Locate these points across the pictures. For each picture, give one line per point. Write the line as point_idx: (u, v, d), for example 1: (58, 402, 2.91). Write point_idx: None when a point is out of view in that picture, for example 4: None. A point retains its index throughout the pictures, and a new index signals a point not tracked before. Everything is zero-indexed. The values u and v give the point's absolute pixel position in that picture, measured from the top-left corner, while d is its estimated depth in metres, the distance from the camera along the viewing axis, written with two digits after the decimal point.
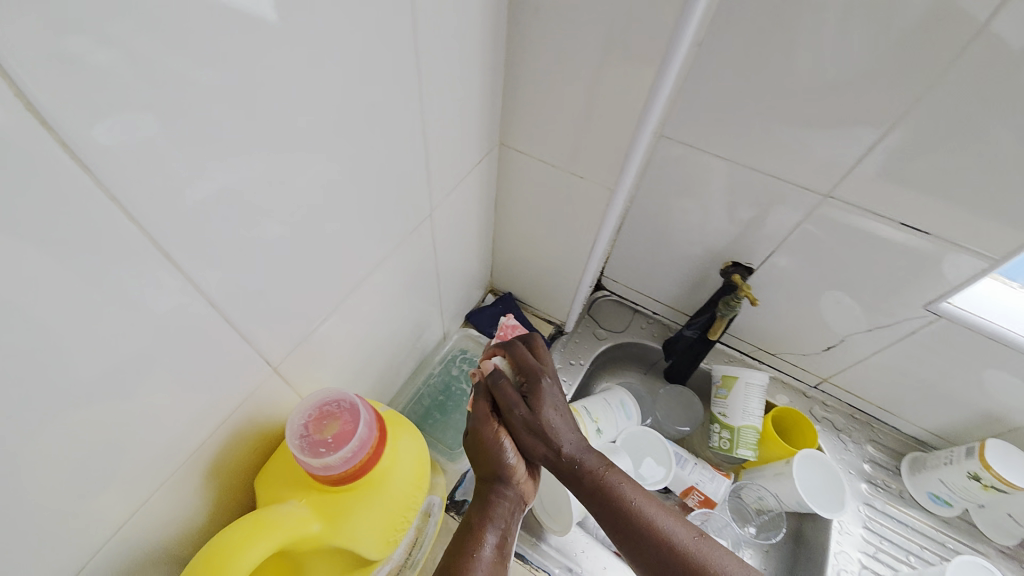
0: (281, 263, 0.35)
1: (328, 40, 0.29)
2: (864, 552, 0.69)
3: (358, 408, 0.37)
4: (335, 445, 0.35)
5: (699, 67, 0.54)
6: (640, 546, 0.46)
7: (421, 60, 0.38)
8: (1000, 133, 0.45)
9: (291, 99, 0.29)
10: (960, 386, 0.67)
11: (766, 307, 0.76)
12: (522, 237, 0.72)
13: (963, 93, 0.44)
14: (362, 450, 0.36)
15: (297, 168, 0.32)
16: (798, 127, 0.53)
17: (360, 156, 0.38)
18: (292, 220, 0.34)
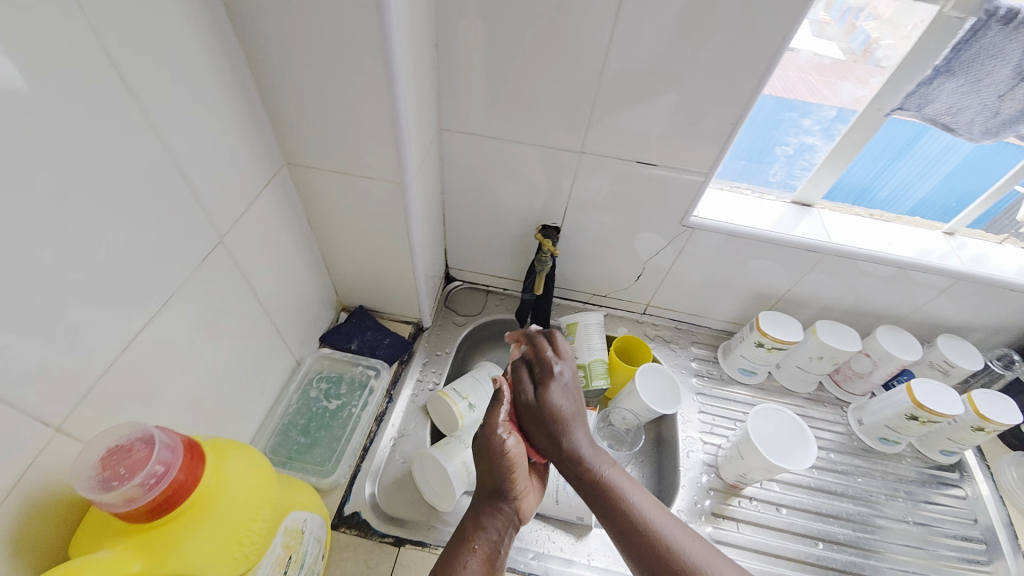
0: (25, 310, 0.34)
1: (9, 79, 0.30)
2: (702, 431, 0.82)
3: (156, 437, 0.38)
4: (127, 474, 0.36)
5: (447, 65, 0.63)
6: (638, 550, 0.52)
7: (142, 89, 0.39)
8: (664, 80, 0.60)
9: None
10: (731, 278, 0.85)
11: (584, 255, 0.88)
12: (348, 248, 0.74)
13: (629, 55, 0.58)
14: (165, 473, 0.37)
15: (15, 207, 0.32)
16: (540, 101, 0.65)
17: (99, 188, 0.38)
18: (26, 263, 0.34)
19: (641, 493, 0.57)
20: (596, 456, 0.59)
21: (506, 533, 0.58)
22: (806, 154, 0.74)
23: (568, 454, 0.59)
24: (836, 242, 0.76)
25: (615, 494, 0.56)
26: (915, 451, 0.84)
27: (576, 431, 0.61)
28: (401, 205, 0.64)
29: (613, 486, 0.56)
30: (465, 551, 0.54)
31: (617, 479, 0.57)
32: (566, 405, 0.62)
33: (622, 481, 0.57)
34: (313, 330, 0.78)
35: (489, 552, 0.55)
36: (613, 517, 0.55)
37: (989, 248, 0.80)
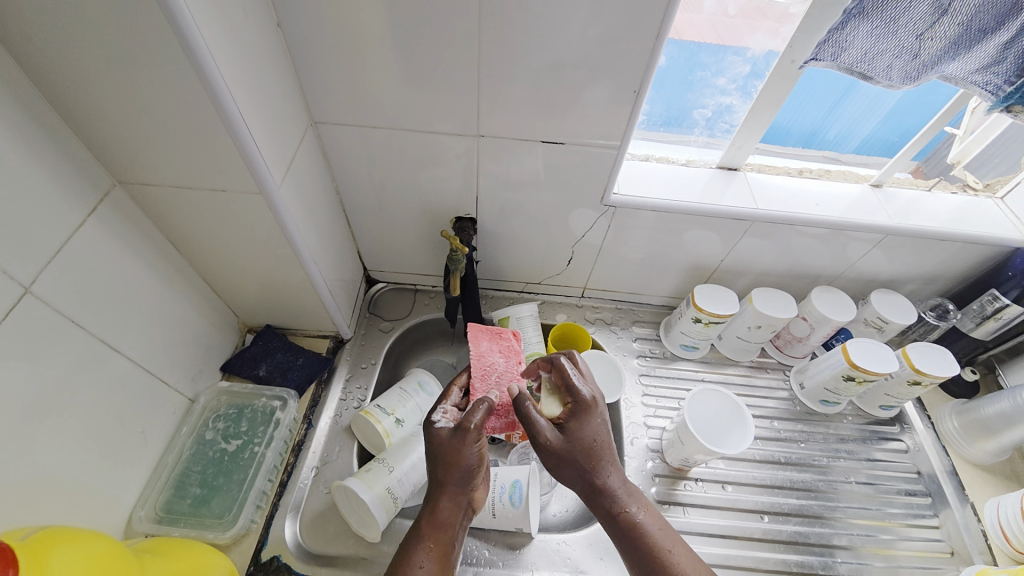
0: None
1: None
2: (646, 415, 0.79)
3: None
4: None
5: (300, 46, 0.54)
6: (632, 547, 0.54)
7: None
8: (548, 44, 0.53)
9: None
10: (661, 253, 0.81)
11: (508, 243, 0.81)
12: (233, 268, 0.66)
13: (503, 19, 0.51)
14: None
15: None
16: (419, 81, 0.57)
17: None
18: None
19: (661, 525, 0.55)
20: (628, 495, 0.56)
21: (461, 525, 0.55)
22: (725, 115, 0.71)
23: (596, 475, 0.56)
24: (762, 208, 0.72)
25: (642, 531, 0.54)
26: (857, 408, 0.84)
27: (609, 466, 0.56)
28: (270, 215, 0.55)
29: (640, 522, 0.55)
30: (420, 552, 0.51)
31: (648, 522, 0.55)
32: (593, 439, 0.56)
33: (649, 519, 0.55)
34: (210, 360, 0.70)
35: (444, 551, 0.52)
36: (644, 559, 0.53)
37: (916, 197, 0.77)
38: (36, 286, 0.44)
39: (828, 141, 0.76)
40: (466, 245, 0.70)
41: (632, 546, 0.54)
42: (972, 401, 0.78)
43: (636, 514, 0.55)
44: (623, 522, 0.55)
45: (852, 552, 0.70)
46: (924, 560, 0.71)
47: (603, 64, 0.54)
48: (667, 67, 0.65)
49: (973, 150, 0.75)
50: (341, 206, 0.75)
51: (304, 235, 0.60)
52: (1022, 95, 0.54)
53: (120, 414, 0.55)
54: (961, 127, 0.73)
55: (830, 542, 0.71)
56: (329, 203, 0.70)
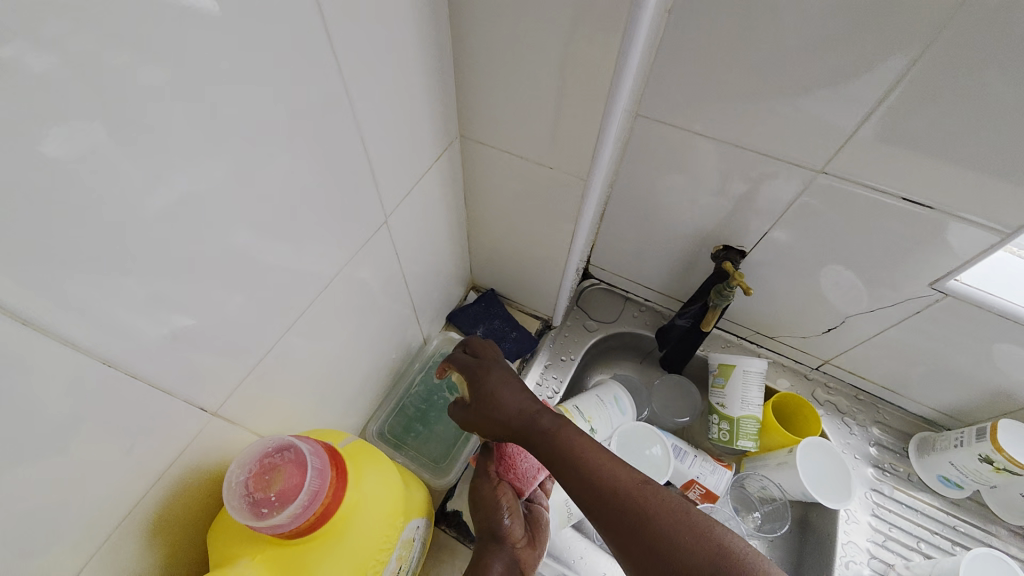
0: (221, 280, 0.33)
1: (240, 44, 0.27)
2: (872, 541, 0.66)
3: (303, 457, 0.35)
4: (277, 503, 0.33)
5: (675, 38, 0.49)
6: (617, 528, 0.40)
7: (348, 54, 0.34)
8: (1012, 97, 0.40)
9: (212, 108, 0.27)
10: (967, 361, 0.64)
11: (762, 289, 0.71)
12: (499, 233, 0.68)
13: (966, 57, 0.39)
14: (314, 501, 0.34)
15: (222, 185, 0.30)
16: (789, 101, 0.49)
17: (298, 171, 0.35)
18: (225, 239, 0.32)
19: (664, 492, 0.41)
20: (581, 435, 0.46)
21: None
22: None
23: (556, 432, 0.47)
24: None
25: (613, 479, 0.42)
26: None
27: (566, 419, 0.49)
28: (576, 202, 0.55)
29: (606, 465, 0.43)
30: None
31: (593, 455, 0.44)
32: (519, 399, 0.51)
33: (602, 458, 0.44)
34: (444, 308, 0.75)
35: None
36: (616, 502, 0.41)
37: None
38: (389, 220, 0.49)
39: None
40: (748, 287, 0.64)
41: (596, 488, 0.42)
42: None
43: (582, 447, 0.45)
44: (561, 462, 0.45)
45: None
46: None
47: None
48: None
49: None
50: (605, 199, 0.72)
51: (589, 226, 0.58)
52: None
53: (385, 339, 0.61)
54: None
55: None
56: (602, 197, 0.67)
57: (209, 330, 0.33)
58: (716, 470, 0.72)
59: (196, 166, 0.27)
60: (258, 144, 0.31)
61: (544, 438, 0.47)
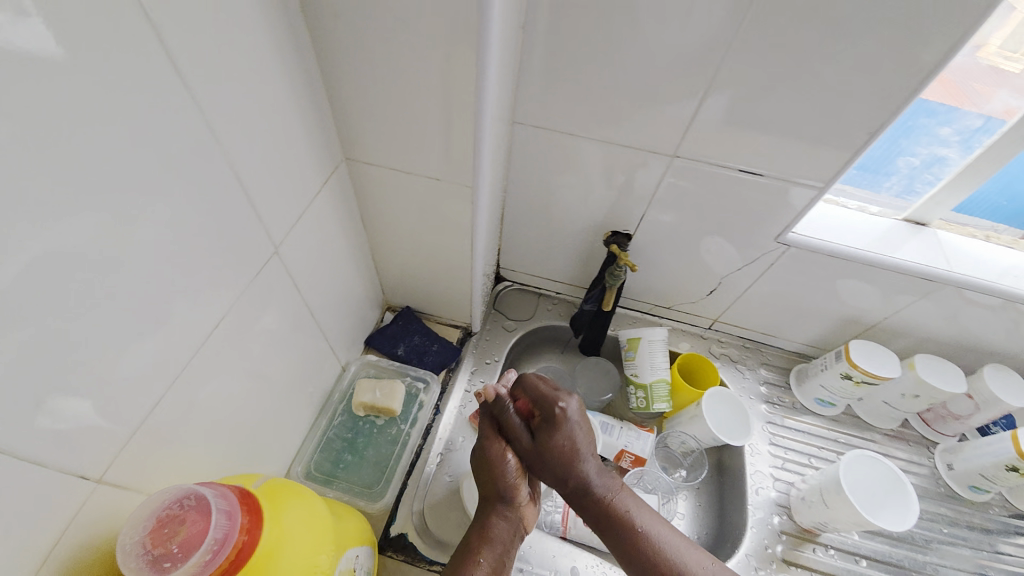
0: (80, 337, 0.30)
1: (64, 83, 0.25)
2: (773, 466, 0.76)
3: (205, 498, 0.33)
4: (183, 555, 0.31)
5: (533, 49, 0.54)
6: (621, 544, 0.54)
7: (199, 86, 0.33)
8: (800, 74, 0.49)
9: (39, 152, 0.25)
10: (817, 299, 0.76)
11: (652, 265, 0.79)
12: (403, 249, 0.68)
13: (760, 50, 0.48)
14: (226, 540, 0.33)
15: (64, 233, 0.27)
16: (638, 96, 0.56)
17: (159, 210, 0.33)
18: (78, 292, 0.29)
19: (654, 517, 0.55)
20: (604, 481, 0.55)
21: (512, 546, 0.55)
22: (934, 166, 0.64)
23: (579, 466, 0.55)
24: (955, 271, 0.66)
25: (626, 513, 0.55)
26: (1007, 501, 0.76)
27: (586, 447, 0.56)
28: (468, 208, 0.57)
29: (625, 505, 0.55)
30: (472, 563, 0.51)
31: (622, 500, 0.55)
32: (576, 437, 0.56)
33: (629, 501, 0.56)
34: (359, 332, 0.73)
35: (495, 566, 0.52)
36: (624, 529, 0.54)
37: None
38: (281, 247, 0.48)
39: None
40: (632, 264, 0.70)
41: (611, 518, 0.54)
42: None
43: (605, 488, 0.55)
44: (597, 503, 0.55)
45: None
46: None
47: (845, 105, 0.51)
48: None
49: None
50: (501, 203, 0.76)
51: (486, 229, 0.61)
52: None
53: (297, 373, 0.58)
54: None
55: None
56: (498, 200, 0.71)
57: (77, 389, 0.30)
58: (640, 436, 0.78)
59: (27, 216, 0.25)
60: (104, 186, 0.29)
61: (589, 497, 0.55)
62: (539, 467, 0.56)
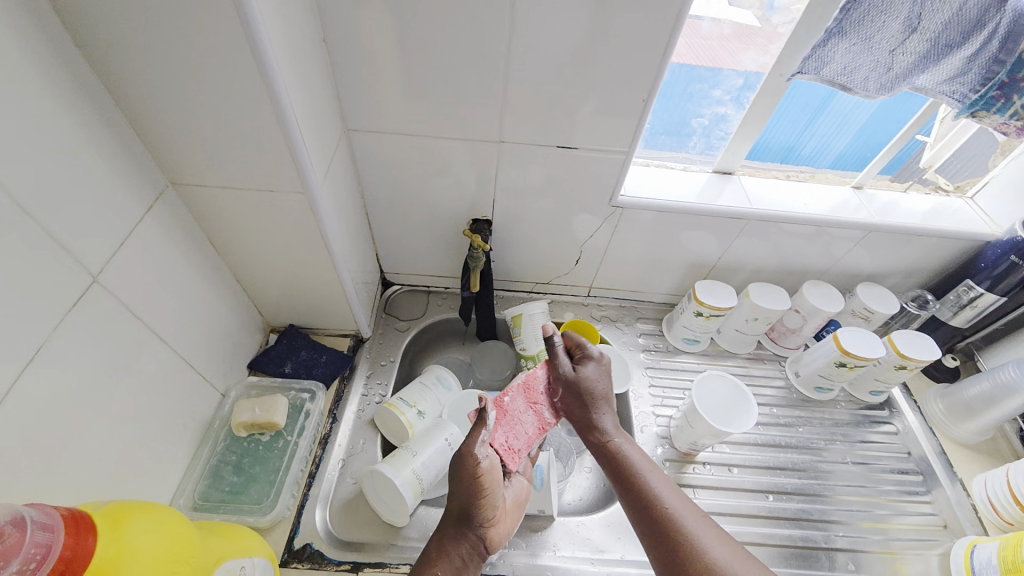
0: None
1: None
2: (654, 405, 0.84)
3: (26, 518, 0.33)
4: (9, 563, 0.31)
5: (343, 60, 0.58)
6: (641, 511, 0.56)
7: None
8: (574, 56, 0.57)
9: None
10: (664, 251, 0.86)
11: (520, 245, 0.86)
12: (265, 267, 0.69)
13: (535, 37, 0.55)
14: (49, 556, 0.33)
15: None
16: (451, 92, 0.62)
17: None
18: None
19: (675, 495, 0.56)
20: (617, 433, 0.63)
21: (471, 563, 0.56)
22: (721, 124, 0.76)
23: (594, 427, 0.64)
24: (756, 207, 0.79)
25: (648, 487, 0.56)
26: (849, 394, 0.89)
27: (603, 410, 0.64)
28: (309, 214, 0.59)
29: (643, 477, 0.57)
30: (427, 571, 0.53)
31: (635, 459, 0.60)
32: (601, 387, 0.65)
33: (652, 474, 0.58)
34: (238, 357, 0.73)
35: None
36: (639, 499, 0.56)
37: (894, 197, 0.83)
38: (101, 276, 0.47)
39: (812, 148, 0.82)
40: (483, 245, 0.75)
41: (624, 478, 0.58)
42: (954, 385, 0.83)
43: (618, 443, 0.62)
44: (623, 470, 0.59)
45: (847, 526, 0.75)
46: (918, 533, 0.75)
47: (619, 78, 0.59)
48: (669, 79, 0.69)
49: (942, 155, 0.83)
50: (364, 209, 0.79)
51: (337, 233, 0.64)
52: (985, 102, 0.63)
53: (161, 405, 0.57)
54: (932, 134, 0.81)
55: (830, 516, 0.76)
56: (357, 206, 0.74)
57: None
58: None
59: None
60: None
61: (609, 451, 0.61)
62: (585, 412, 0.64)
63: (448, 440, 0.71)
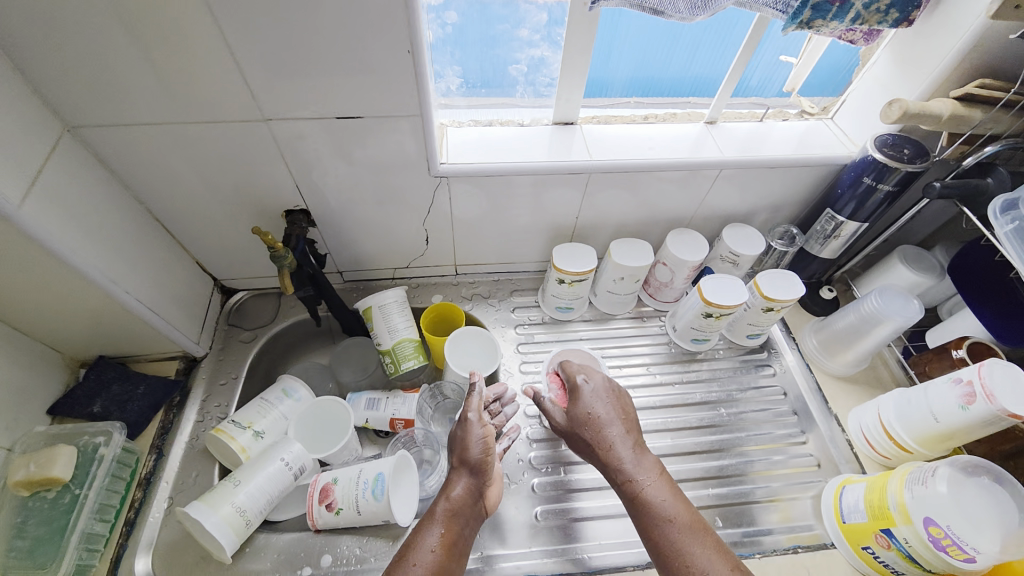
0: None
1: None
2: (525, 382, 0.80)
3: None
4: None
5: (10, 41, 0.46)
6: (643, 531, 0.55)
7: None
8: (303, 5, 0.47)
9: None
10: (518, 217, 0.79)
11: (358, 232, 0.77)
12: (17, 306, 0.57)
13: None
14: None
15: None
16: (177, 66, 0.50)
17: None
18: None
19: (673, 506, 0.55)
20: (637, 465, 0.58)
21: (469, 527, 0.58)
22: (542, 69, 0.69)
23: (610, 452, 0.59)
24: (596, 158, 0.71)
25: (647, 495, 0.56)
26: (730, 341, 0.87)
27: (614, 436, 0.60)
28: (16, 239, 0.48)
29: (645, 489, 0.56)
30: (421, 539, 0.54)
31: (649, 479, 0.57)
32: (594, 404, 0.62)
33: (657, 485, 0.56)
34: (23, 409, 0.61)
35: (452, 540, 0.55)
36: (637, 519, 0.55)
37: (751, 127, 0.77)
38: None
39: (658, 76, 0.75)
40: (270, 240, 0.60)
41: (633, 501, 0.56)
42: (827, 317, 0.81)
43: (640, 484, 0.56)
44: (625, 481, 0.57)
45: (725, 481, 0.73)
46: (798, 476, 0.73)
47: (370, 30, 0.50)
48: (463, 24, 0.61)
49: (803, 75, 0.78)
50: (154, 216, 0.67)
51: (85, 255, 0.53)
52: (811, 9, 0.56)
53: None
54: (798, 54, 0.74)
55: (708, 472, 0.73)
56: (131, 215, 0.62)
57: None
58: (406, 399, 0.77)
59: None
60: None
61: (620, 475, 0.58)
62: (597, 437, 0.60)
63: (284, 462, 0.64)
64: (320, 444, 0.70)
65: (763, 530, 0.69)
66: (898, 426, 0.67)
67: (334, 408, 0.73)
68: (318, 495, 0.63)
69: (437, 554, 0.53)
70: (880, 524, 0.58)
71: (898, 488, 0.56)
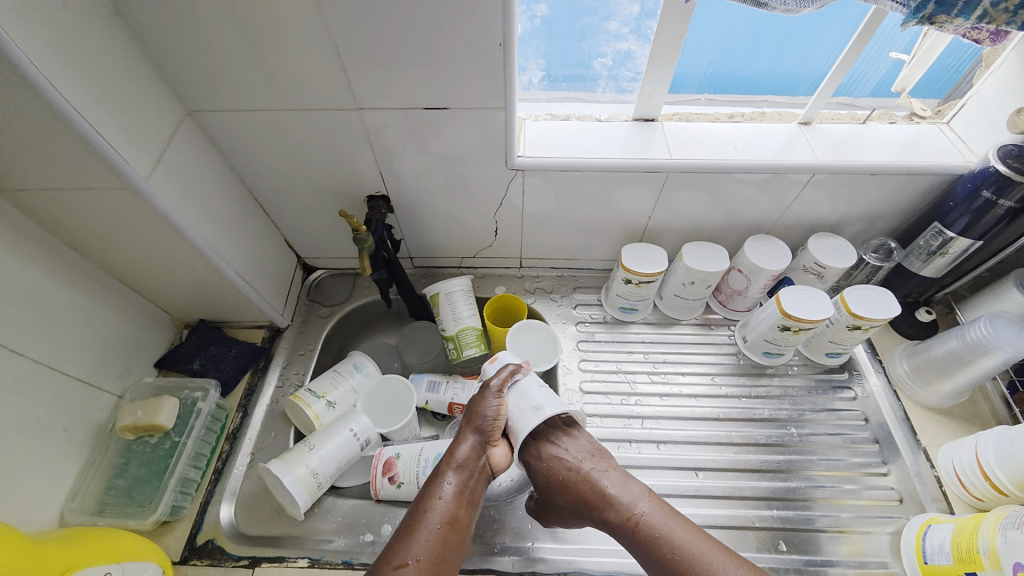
0: None
1: None
2: (584, 380, 0.79)
3: None
4: None
5: (149, 32, 0.51)
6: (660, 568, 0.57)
7: None
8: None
9: None
10: (588, 213, 0.78)
11: (430, 220, 0.79)
12: (140, 270, 0.64)
13: None
14: None
15: None
16: (284, 56, 0.54)
17: None
18: None
19: (684, 535, 0.58)
20: (634, 500, 0.61)
21: (467, 493, 0.62)
22: (627, 63, 0.67)
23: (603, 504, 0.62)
24: (676, 156, 0.69)
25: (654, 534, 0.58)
26: (806, 358, 0.82)
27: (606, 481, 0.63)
28: (143, 208, 0.53)
29: (650, 526, 0.59)
30: (422, 511, 0.59)
31: (651, 517, 0.59)
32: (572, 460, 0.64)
33: (662, 522, 0.59)
34: (137, 360, 0.69)
35: (450, 514, 0.59)
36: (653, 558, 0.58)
37: (849, 130, 0.71)
38: None
39: (751, 72, 0.71)
40: (358, 225, 0.63)
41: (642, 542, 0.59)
42: (922, 342, 0.74)
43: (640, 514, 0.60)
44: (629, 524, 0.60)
45: (789, 504, 0.69)
46: (876, 510, 0.68)
47: (462, 22, 0.51)
48: (551, 15, 0.60)
49: (917, 74, 0.69)
50: (252, 195, 0.73)
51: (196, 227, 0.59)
52: (935, 2, 0.50)
53: (30, 424, 0.54)
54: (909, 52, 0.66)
55: (773, 492, 0.70)
56: (234, 193, 0.69)
57: None
58: (466, 385, 0.80)
59: None
60: None
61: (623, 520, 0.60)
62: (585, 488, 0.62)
63: (352, 432, 0.68)
64: (384, 418, 0.74)
65: (828, 561, 0.64)
66: (996, 466, 0.59)
67: (399, 387, 0.77)
68: (381, 467, 0.67)
69: (440, 529, 0.57)
70: (965, 568, 0.52)
71: (989, 532, 0.49)
